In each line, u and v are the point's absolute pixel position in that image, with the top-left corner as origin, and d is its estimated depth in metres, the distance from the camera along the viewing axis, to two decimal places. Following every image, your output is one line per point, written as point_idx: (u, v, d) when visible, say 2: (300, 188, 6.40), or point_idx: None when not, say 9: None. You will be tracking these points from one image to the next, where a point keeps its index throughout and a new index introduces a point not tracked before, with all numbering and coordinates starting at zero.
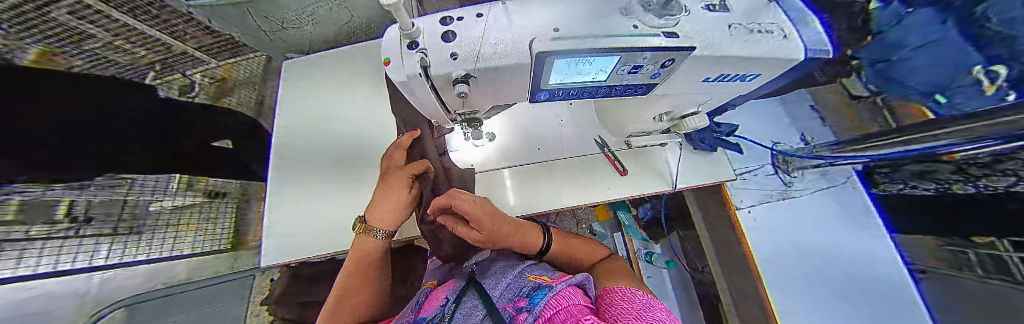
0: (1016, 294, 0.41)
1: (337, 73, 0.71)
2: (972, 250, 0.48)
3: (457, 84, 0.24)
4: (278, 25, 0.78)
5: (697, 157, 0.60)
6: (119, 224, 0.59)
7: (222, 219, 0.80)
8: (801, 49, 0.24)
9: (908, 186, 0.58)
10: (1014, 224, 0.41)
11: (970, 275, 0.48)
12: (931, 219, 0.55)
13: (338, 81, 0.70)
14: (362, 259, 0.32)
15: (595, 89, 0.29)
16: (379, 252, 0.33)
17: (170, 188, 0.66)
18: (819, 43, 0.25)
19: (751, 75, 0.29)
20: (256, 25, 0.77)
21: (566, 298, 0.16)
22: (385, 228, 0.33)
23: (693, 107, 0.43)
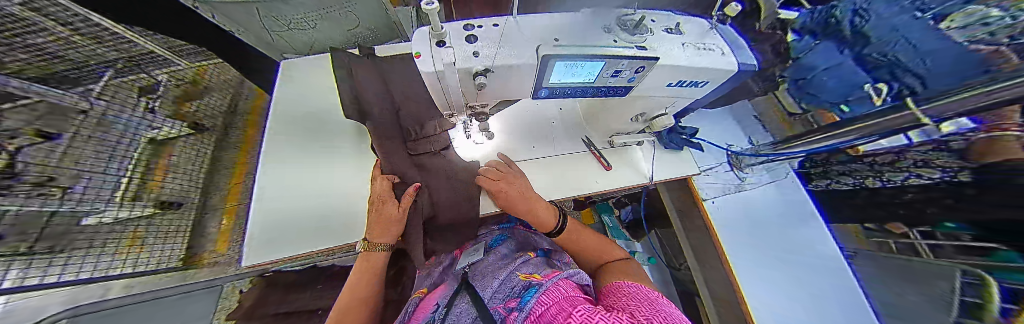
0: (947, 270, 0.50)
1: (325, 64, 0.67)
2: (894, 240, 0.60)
3: (476, 77, 0.26)
4: (286, 24, 0.75)
5: (669, 156, 0.68)
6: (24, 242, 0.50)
7: (176, 234, 0.73)
8: (734, 63, 0.31)
9: (832, 181, 0.69)
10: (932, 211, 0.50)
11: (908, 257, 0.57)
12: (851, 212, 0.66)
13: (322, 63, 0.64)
14: (368, 266, 0.41)
15: (584, 89, 0.33)
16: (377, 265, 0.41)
17: (113, 198, 0.65)
18: (747, 61, 0.33)
19: (702, 82, 0.35)
20: (263, 22, 0.73)
21: (556, 296, 0.19)
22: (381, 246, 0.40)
23: (660, 109, 0.50)
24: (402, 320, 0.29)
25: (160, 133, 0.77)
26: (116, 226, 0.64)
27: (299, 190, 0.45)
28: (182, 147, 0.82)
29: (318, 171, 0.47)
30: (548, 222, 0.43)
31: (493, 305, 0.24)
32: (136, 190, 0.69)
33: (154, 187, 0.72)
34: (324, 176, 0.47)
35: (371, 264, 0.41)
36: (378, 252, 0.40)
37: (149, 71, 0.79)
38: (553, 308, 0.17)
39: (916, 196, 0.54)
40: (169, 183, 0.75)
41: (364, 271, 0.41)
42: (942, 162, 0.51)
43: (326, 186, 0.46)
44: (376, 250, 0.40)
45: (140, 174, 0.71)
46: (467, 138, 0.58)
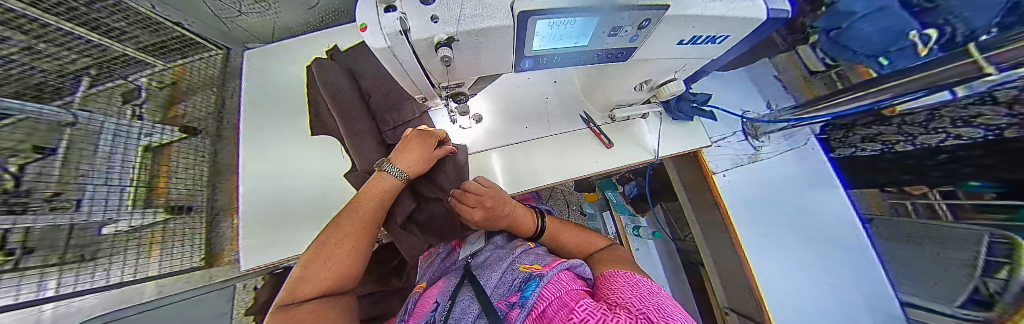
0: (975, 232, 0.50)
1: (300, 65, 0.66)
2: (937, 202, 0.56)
3: (440, 48, 0.23)
4: (234, 9, 0.69)
5: (675, 128, 0.66)
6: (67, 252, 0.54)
7: (195, 236, 0.69)
8: (762, 9, 0.26)
9: (860, 148, 0.68)
10: (998, 172, 0.45)
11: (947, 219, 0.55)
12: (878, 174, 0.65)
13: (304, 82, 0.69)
14: (375, 193, 0.32)
15: (579, 54, 0.29)
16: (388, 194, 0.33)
17: (122, 206, 0.62)
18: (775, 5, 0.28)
19: (720, 37, 0.31)
20: (208, 10, 0.66)
21: (558, 290, 0.18)
22: (404, 170, 0.35)
23: (669, 74, 0.45)
24: (402, 314, 0.26)
25: (155, 139, 0.68)
26: (141, 230, 0.63)
27: (274, 208, 0.53)
28: (182, 149, 0.72)
29: (289, 194, 0.55)
30: (527, 226, 0.40)
31: (495, 300, 0.23)
32: (143, 197, 0.65)
33: (160, 193, 0.66)
34: (296, 199, 0.55)
35: (383, 192, 0.33)
36: (397, 177, 0.34)
37: (125, 76, 0.71)
38: (554, 304, 0.15)
39: (949, 155, 0.51)
40: (174, 189, 0.69)
41: (357, 209, 0.30)
42: (985, 115, 0.46)
43: (299, 205, 0.54)
44: (394, 172, 0.34)
45: (144, 182, 0.65)
46: (454, 125, 0.56)
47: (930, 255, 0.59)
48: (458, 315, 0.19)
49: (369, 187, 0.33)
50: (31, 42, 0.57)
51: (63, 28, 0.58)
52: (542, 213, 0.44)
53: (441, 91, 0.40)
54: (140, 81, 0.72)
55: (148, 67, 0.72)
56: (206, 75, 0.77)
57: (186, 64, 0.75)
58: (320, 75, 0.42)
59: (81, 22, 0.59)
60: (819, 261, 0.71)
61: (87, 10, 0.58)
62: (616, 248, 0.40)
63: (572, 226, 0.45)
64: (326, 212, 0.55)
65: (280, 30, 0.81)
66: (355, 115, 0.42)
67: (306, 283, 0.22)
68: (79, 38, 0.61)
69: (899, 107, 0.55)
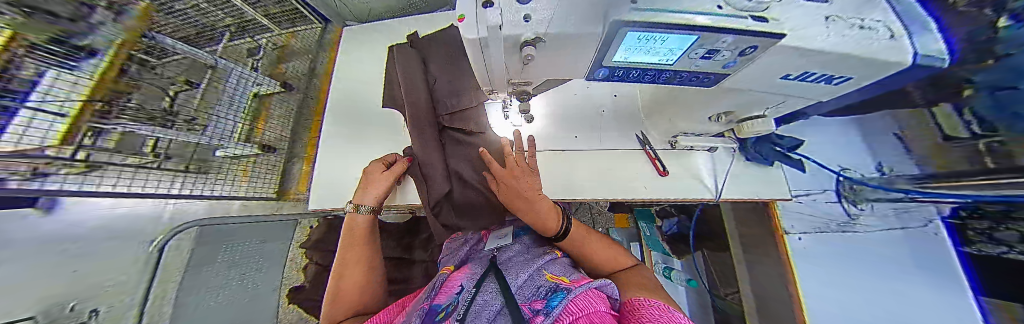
0: None
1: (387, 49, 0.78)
2: None
3: (525, 47, 0.24)
4: None
5: (747, 169, 0.57)
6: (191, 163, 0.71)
7: (274, 172, 0.84)
8: (911, 52, 0.21)
9: (1010, 250, 0.49)
10: None
11: None
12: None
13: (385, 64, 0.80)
14: (354, 232, 0.39)
15: (657, 72, 0.28)
16: (364, 226, 0.40)
17: (231, 136, 0.77)
18: (935, 49, 0.22)
19: (840, 78, 0.26)
20: None
21: (586, 308, 0.17)
22: (368, 204, 0.41)
23: (759, 110, 0.39)
24: (428, 289, 0.27)
25: (261, 89, 0.85)
26: (236, 159, 0.78)
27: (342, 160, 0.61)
28: (278, 102, 0.91)
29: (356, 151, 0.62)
30: (551, 226, 0.38)
31: (519, 301, 0.23)
32: (246, 132, 0.81)
33: (256, 132, 0.84)
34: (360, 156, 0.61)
35: (358, 230, 0.39)
36: (366, 213, 0.40)
37: (251, 36, 0.88)
38: (583, 322, 0.15)
39: None
40: (268, 131, 0.87)
41: (350, 245, 0.38)
42: None
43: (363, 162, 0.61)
44: (363, 209, 0.40)
45: (247, 122, 0.82)
46: (505, 120, 0.58)
47: None
48: (482, 304, 0.20)
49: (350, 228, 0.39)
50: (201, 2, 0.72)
51: None
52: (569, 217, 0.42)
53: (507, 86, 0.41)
54: (260, 40, 0.90)
55: (267, 31, 0.90)
56: (306, 44, 0.98)
57: (294, 33, 0.96)
58: (400, 56, 0.47)
59: None
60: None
61: None
62: (645, 272, 0.36)
63: (601, 236, 0.42)
64: None
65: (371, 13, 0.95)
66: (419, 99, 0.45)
67: (336, 309, 0.32)
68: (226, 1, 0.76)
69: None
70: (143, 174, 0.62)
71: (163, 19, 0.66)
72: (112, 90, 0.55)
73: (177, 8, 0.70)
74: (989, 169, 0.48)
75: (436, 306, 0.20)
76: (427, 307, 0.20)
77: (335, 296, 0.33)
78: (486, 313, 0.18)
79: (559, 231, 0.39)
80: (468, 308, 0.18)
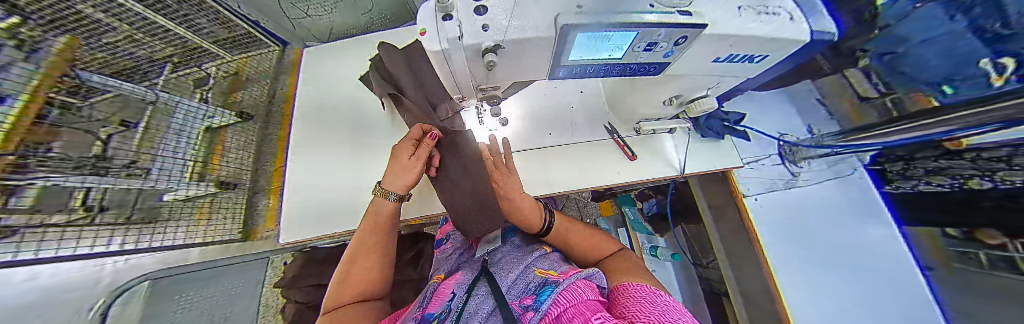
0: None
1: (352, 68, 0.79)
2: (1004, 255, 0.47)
3: (487, 55, 0.25)
4: (302, 11, 0.82)
5: (704, 145, 0.64)
6: (137, 213, 0.64)
7: (237, 208, 0.76)
8: (807, 31, 0.25)
9: (922, 182, 0.61)
10: None
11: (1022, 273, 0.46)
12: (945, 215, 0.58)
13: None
14: (376, 214, 0.37)
15: (612, 66, 0.30)
16: (388, 212, 0.38)
17: (183, 178, 0.70)
18: (823, 26, 0.27)
19: (760, 56, 0.30)
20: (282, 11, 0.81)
21: (572, 298, 0.18)
22: (397, 191, 0.38)
23: (701, 91, 0.44)
24: (418, 301, 0.27)
25: (216, 121, 0.78)
26: (191, 201, 0.71)
27: (321, 180, 0.55)
28: (234, 133, 0.81)
29: (341, 166, 0.57)
30: (535, 223, 0.40)
31: (509, 300, 0.23)
32: (200, 170, 0.74)
33: (212, 169, 0.76)
34: (342, 173, 0.56)
35: (381, 213, 0.38)
36: (391, 200, 0.38)
37: (199, 66, 0.81)
38: (570, 311, 0.16)
39: None
40: (226, 166, 0.78)
41: (364, 234, 0.36)
42: None
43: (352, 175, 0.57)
44: (392, 196, 0.37)
45: (199, 157, 0.74)
46: (480, 125, 0.58)
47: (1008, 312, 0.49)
48: (473, 308, 0.20)
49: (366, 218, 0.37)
50: (127, 29, 0.66)
51: (160, 21, 0.68)
52: (552, 212, 0.43)
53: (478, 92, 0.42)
54: (209, 69, 0.82)
55: (218, 59, 0.83)
56: (263, 67, 0.86)
57: (248, 57, 0.85)
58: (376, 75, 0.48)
59: (171, 15, 0.69)
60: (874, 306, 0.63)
61: (175, 5, 0.67)
62: (630, 258, 0.37)
63: (584, 226, 0.44)
64: (352, 196, 0.55)
65: (334, 30, 0.93)
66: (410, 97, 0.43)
67: (340, 297, 0.30)
68: (161, 27, 0.70)
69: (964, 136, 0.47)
70: (90, 231, 0.55)
71: (87, 52, 0.63)
72: (31, 138, 0.49)
73: (103, 43, 0.65)
74: (898, 118, 0.56)
75: (427, 314, 0.20)
76: (418, 316, 0.20)
77: (339, 287, 0.31)
78: (478, 316, 0.19)
79: (546, 224, 0.40)
80: (460, 315, 0.18)
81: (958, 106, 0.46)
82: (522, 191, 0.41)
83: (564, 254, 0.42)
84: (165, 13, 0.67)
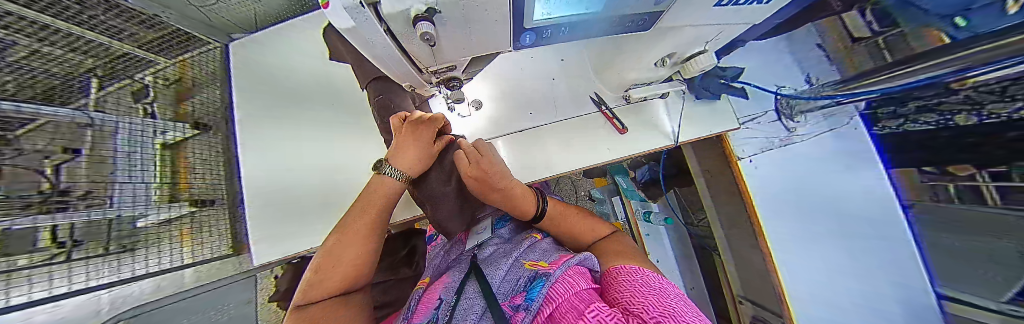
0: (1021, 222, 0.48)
1: (328, 73, 0.78)
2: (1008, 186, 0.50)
3: (418, 24, 0.17)
4: None
5: (698, 107, 0.62)
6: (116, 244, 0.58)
7: (218, 228, 0.72)
8: None
9: (909, 120, 0.66)
10: None
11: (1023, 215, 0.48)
12: (934, 154, 0.63)
13: (330, 90, 0.81)
14: (379, 194, 0.34)
15: (590, 21, 0.25)
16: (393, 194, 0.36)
17: (150, 201, 0.63)
18: None
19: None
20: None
21: (566, 291, 0.17)
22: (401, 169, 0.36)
23: (699, 45, 0.41)
24: (406, 313, 0.27)
25: (170, 137, 0.69)
26: (166, 224, 0.64)
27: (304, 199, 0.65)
28: (197, 145, 0.73)
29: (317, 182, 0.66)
30: (527, 209, 0.38)
31: (500, 301, 0.23)
32: (170, 189, 0.67)
33: (183, 188, 0.69)
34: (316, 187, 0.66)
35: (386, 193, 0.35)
36: (392, 178, 0.35)
37: (133, 75, 0.69)
38: (563, 306, 0.15)
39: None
40: (196, 184, 0.70)
41: (370, 201, 0.34)
42: None
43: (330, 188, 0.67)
44: (391, 173, 0.35)
45: (163, 179, 0.66)
46: (451, 113, 0.58)
47: (984, 245, 0.56)
48: (465, 312, 0.20)
49: (371, 189, 0.35)
50: (36, 44, 0.52)
51: (77, 33, 0.56)
52: (545, 196, 0.42)
53: (430, 77, 0.38)
54: (146, 79, 0.71)
55: (152, 65, 0.72)
56: (207, 70, 0.77)
57: (188, 60, 0.76)
58: (353, 63, 0.49)
59: (74, 18, 0.53)
60: (854, 258, 0.76)
61: (82, 7, 0.54)
62: (621, 241, 0.37)
63: (571, 209, 0.43)
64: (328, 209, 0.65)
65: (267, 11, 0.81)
66: (382, 89, 0.48)
67: (316, 291, 0.25)
68: (93, 42, 0.59)
69: (971, 79, 0.47)
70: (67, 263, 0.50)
71: None
72: None
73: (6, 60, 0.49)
74: (908, 60, 0.56)
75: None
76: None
77: (323, 274, 0.26)
78: (471, 316, 0.18)
79: (539, 211, 0.39)
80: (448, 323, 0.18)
81: (969, 42, 0.46)
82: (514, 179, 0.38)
83: (559, 239, 0.41)
84: (65, 17, 0.52)
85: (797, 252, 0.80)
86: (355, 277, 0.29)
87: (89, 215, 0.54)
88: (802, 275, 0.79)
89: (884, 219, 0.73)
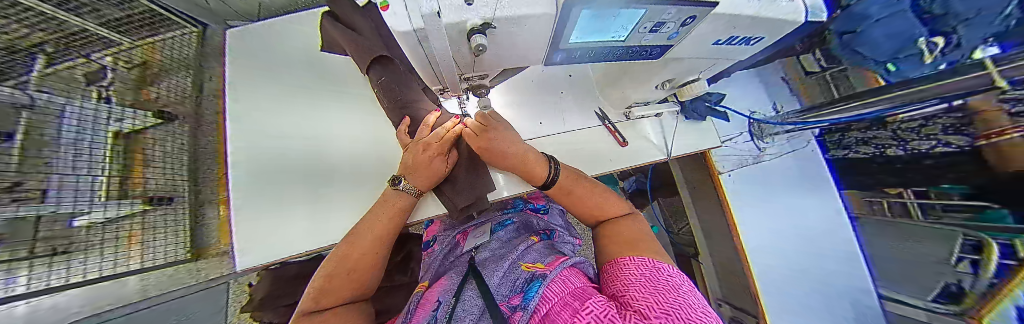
0: (962, 235, 0.59)
1: None
2: (936, 204, 0.63)
3: (473, 36, 0.19)
4: None
5: (687, 126, 0.67)
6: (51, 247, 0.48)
7: (179, 228, 0.62)
8: (801, 13, 0.28)
9: (853, 151, 0.78)
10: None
11: (967, 230, 0.58)
12: (877, 176, 0.73)
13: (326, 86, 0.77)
14: (387, 209, 0.39)
15: (613, 49, 0.28)
16: (397, 208, 0.40)
17: (94, 197, 0.54)
18: (815, 11, 0.30)
19: (755, 37, 0.33)
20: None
21: (560, 292, 0.20)
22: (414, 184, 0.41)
23: (694, 74, 0.46)
24: (406, 314, 0.29)
25: (126, 125, 0.61)
26: (111, 223, 0.55)
27: (282, 193, 0.54)
28: (158, 135, 0.64)
29: (295, 183, 0.55)
30: (538, 175, 0.40)
31: (499, 300, 0.25)
32: (117, 186, 0.57)
33: (136, 184, 0.59)
34: (296, 189, 0.55)
35: (395, 208, 0.40)
36: (409, 194, 0.40)
37: (89, 53, 0.61)
38: (557, 305, 0.18)
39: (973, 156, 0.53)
40: (152, 179, 0.61)
41: (377, 219, 0.38)
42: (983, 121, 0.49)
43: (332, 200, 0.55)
44: (401, 186, 0.40)
45: (115, 171, 0.58)
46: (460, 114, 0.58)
47: (921, 257, 0.67)
48: (465, 311, 0.23)
49: (383, 203, 0.40)
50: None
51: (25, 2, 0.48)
52: (559, 164, 0.42)
53: (462, 82, 0.39)
54: (103, 59, 0.63)
55: (115, 45, 0.63)
56: (179, 56, 0.69)
57: (156, 42, 0.67)
58: (354, 52, 0.47)
59: None
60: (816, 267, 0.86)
61: None
62: (636, 223, 0.36)
63: (588, 184, 0.42)
64: (319, 211, 0.54)
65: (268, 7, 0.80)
66: (384, 76, 0.47)
67: (327, 299, 0.29)
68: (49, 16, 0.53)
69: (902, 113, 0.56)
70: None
71: None
72: None
73: None
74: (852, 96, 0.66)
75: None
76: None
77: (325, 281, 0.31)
78: (470, 315, 0.21)
79: (548, 178, 0.39)
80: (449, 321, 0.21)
81: None
82: (524, 144, 0.41)
83: (571, 212, 0.42)
84: None
85: (770, 261, 0.90)
86: (359, 286, 0.33)
87: (21, 211, 0.45)
88: (774, 284, 0.88)
89: (840, 233, 0.84)
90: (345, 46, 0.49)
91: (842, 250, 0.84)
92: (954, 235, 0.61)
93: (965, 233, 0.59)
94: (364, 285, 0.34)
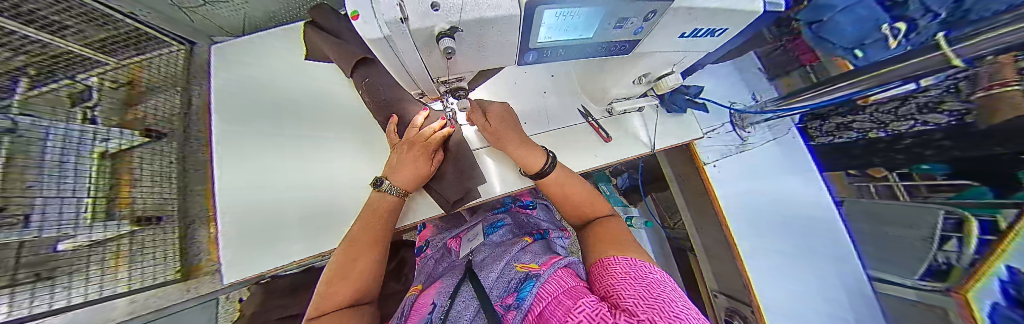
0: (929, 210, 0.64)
1: None
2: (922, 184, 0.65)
3: (440, 40, 0.19)
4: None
5: (669, 119, 0.69)
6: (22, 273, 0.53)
7: (166, 248, 0.65)
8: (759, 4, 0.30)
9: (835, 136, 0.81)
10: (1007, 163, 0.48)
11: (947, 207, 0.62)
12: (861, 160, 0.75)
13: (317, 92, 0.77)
14: (379, 213, 0.41)
15: (583, 47, 0.29)
16: (386, 210, 0.41)
17: (81, 220, 0.60)
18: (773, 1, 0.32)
19: (719, 29, 0.34)
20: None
21: (552, 291, 0.21)
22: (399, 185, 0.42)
23: (667, 67, 0.47)
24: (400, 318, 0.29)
25: (113, 144, 0.63)
26: (100, 245, 0.62)
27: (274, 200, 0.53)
28: (144, 156, 0.66)
29: (285, 186, 0.55)
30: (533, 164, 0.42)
31: (493, 301, 0.26)
32: (103, 207, 0.62)
33: (123, 204, 0.64)
34: (287, 194, 0.55)
35: (387, 209, 0.41)
36: (394, 195, 0.42)
37: (72, 75, 0.62)
38: (551, 304, 0.19)
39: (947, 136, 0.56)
40: (138, 197, 0.65)
41: (367, 227, 0.39)
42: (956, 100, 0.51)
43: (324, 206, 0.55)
44: (391, 190, 0.41)
45: (104, 192, 0.63)
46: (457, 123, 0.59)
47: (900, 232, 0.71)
48: (461, 312, 0.23)
49: (378, 204, 0.41)
50: None
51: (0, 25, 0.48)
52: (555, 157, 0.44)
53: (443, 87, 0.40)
54: (89, 80, 0.64)
55: (99, 65, 0.64)
56: (165, 72, 0.68)
57: (144, 61, 0.67)
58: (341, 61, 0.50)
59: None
60: (809, 251, 0.84)
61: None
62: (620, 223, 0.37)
63: (579, 181, 0.43)
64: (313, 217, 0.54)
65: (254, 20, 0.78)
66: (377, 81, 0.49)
67: (327, 302, 0.29)
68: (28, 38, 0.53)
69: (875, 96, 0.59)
70: None
71: None
72: None
73: None
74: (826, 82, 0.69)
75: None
76: None
77: (329, 287, 0.31)
78: (465, 316, 0.22)
79: (545, 167, 0.41)
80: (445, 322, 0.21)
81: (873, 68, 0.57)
82: (522, 142, 0.44)
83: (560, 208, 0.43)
84: None
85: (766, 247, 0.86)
86: (364, 291, 0.33)
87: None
88: (778, 276, 0.84)
89: (823, 215, 0.86)
90: (333, 53, 0.51)
91: (829, 232, 0.84)
92: (927, 208, 0.64)
93: (934, 208, 0.63)
94: (367, 288, 0.34)
